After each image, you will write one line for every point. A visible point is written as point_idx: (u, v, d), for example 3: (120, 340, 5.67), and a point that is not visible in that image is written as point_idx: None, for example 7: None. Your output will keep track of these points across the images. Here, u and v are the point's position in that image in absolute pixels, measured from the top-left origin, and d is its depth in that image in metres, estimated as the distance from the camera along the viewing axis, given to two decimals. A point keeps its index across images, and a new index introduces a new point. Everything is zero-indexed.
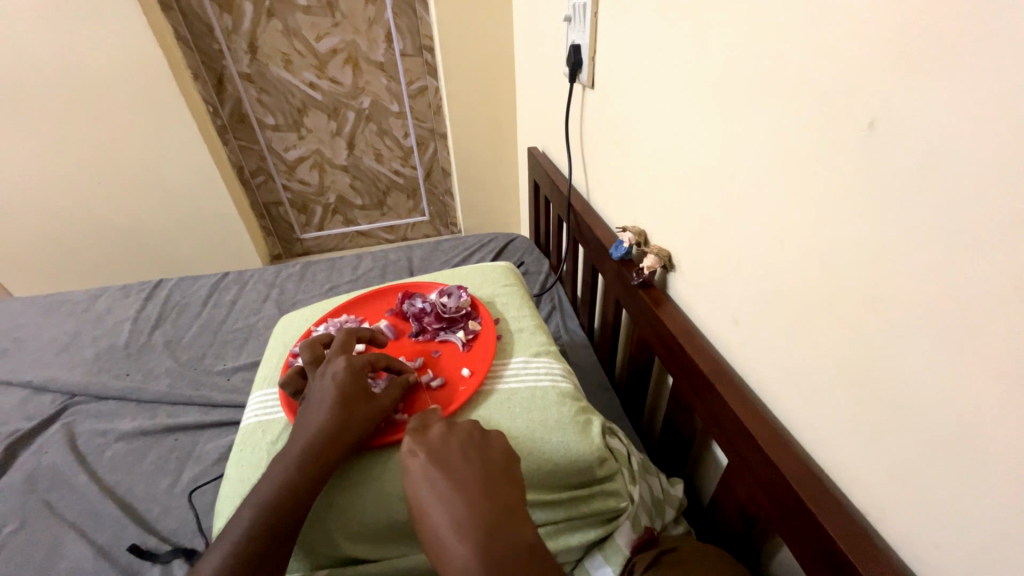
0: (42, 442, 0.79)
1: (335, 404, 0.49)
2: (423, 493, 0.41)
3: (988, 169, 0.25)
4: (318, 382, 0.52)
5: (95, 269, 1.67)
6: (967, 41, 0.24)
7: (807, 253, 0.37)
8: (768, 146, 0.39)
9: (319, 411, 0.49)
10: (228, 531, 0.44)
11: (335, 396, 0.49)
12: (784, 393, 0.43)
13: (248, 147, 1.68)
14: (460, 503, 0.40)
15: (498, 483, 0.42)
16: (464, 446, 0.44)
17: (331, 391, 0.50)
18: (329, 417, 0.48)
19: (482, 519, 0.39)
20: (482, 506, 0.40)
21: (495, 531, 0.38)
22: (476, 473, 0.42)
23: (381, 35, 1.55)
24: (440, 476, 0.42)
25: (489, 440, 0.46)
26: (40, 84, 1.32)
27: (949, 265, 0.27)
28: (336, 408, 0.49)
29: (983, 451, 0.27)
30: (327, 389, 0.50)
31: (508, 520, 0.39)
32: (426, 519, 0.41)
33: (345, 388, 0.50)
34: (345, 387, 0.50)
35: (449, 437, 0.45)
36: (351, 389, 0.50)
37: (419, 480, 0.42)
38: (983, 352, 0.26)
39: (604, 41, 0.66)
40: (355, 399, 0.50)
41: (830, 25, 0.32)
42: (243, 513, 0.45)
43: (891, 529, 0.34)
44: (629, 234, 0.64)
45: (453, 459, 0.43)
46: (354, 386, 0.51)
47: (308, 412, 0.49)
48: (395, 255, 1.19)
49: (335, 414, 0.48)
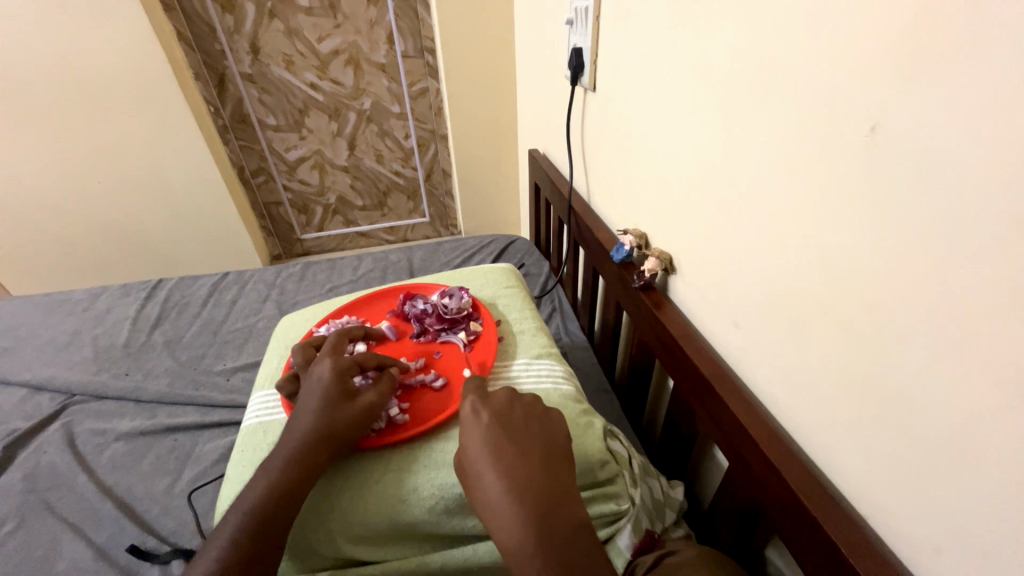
0: (40, 442, 0.79)
1: (321, 405, 0.49)
2: (484, 452, 0.41)
3: (980, 174, 0.25)
4: (306, 384, 0.53)
5: (94, 268, 1.67)
6: (971, 46, 0.25)
7: (806, 257, 0.37)
8: (772, 153, 0.39)
9: (307, 412, 0.49)
10: (225, 527, 0.45)
11: (323, 397, 0.50)
12: (784, 398, 0.43)
13: (249, 147, 1.68)
14: (523, 471, 0.40)
15: (560, 457, 0.42)
16: (527, 415, 0.44)
17: (318, 392, 0.50)
18: (318, 417, 0.48)
19: (543, 493, 0.39)
20: (544, 479, 0.40)
21: (552, 508, 0.39)
22: (538, 444, 0.42)
23: (383, 36, 1.55)
24: (504, 441, 0.41)
25: (548, 412, 0.46)
26: (42, 82, 1.32)
27: (945, 266, 0.27)
28: (322, 409, 0.49)
29: (983, 456, 0.27)
30: (314, 390, 0.51)
31: (563, 496, 0.40)
32: (480, 482, 0.40)
33: (331, 389, 0.51)
34: (330, 387, 0.51)
35: (512, 403, 0.45)
36: (336, 390, 0.51)
37: (480, 438, 0.42)
38: (982, 361, 0.26)
39: (607, 46, 0.66)
40: (341, 399, 0.50)
41: (832, 33, 0.32)
42: (234, 517, 0.45)
43: (891, 533, 0.34)
44: (631, 237, 0.64)
45: (519, 427, 0.43)
46: (340, 386, 0.51)
47: (296, 414, 0.50)
48: (395, 256, 1.19)
49: (323, 415, 0.49)
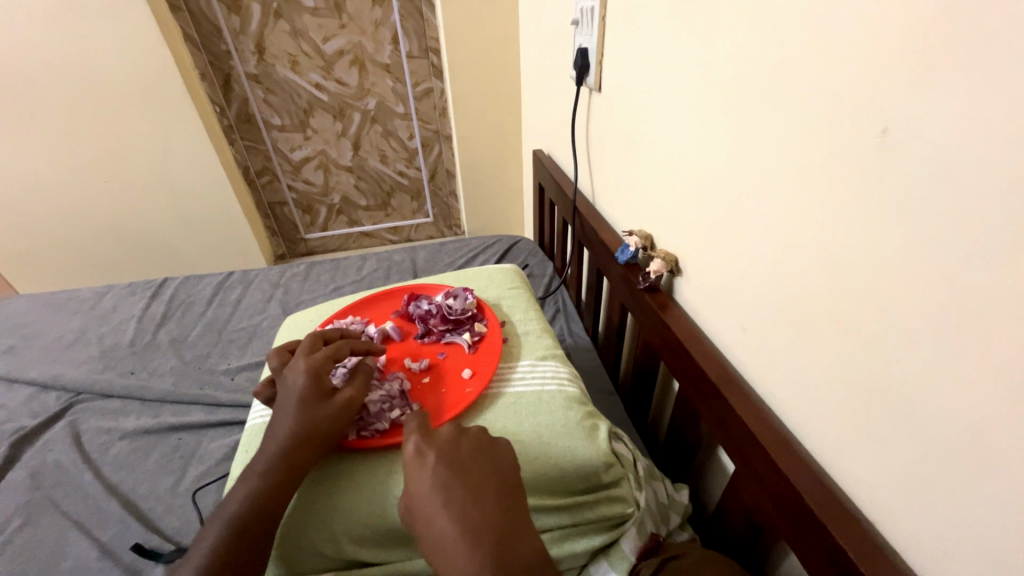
0: (46, 440, 0.79)
1: (298, 406, 0.50)
2: (432, 494, 0.40)
3: (988, 181, 0.25)
4: (281, 388, 0.53)
5: (101, 267, 1.68)
6: (987, 46, 0.24)
7: (815, 260, 0.37)
8: (782, 155, 0.39)
9: (286, 415, 0.49)
10: (208, 527, 0.45)
11: (299, 397, 0.50)
12: (792, 402, 0.43)
13: (254, 147, 1.68)
14: (473, 512, 0.39)
15: (512, 491, 0.42)
16: (474, 450, 0.44)
17: (294, 394, 0.51)
18: (297, 418, 0.49)
19: (498, 533, 0.38)
20: (495, 517, 0.39)
21: (507, 545, 0.38)
22: (488, 480, 0.42)
23: (387, 37, 1.56)
24: (452, 480, 0.41)
25: (497, 444, 0.45)
26: (50, 83, 1.33)
27: (957, 270, 0.27)
28: (300, 410, 0.49)
29: (993, 462, 0.27)
30: (290, 393, 0.51)
31: (517, 534, 0.39)
32: (430, 525, 0.40)
33: (308, 390, 0.51)
34: (307, 387, 0.51)
35: (460, 439, 0.45)
36: (312, 389, 0.51)
37: (428, 480, 0.41)
38: (992, 366, 0.26)
39: (613, 47, 0.66)
40: (317, 398, 0.51)
41: (842, 34, 0.32)
42: (226, 515, 0.45)
43: (900, 538, 0.34)
44: (636, 238, 0.64)
45: (466, 464, 0.43)
46: (317, 385, 0.51)
47: (275, 418, 0.50)
48: (398, 256, 1.19)
49: (302, 415, 0.49)
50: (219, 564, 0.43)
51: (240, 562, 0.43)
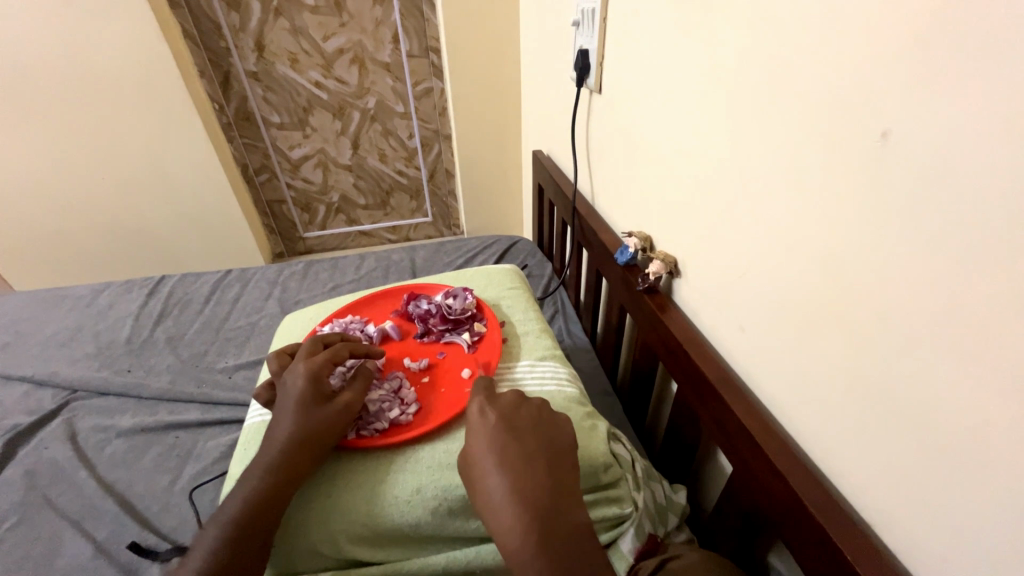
0: (41, 438, 0.79)
1: (298, 408, 0.50)
2: (488, 450, 0.41)
3: (987, 187, 0.25)
4: (281, 390, 0.53)
5: (97, 264, 1.67)
6: (989, 50, 0.24)
7: (814, 263, 0.37)
8: (783, 158, 0.39)
9: (286, 416, 0.49)
10: (207, 531, 0.45)
11: (297, 401, 0.50)
12: (790, 404, 0.43)
13: (253, 145, 1.68)
14: (528, 472, 0.40)
15: (565, 461, 0.42)
16: (534, 417, 0.45)
17: (292, 397, 0.51)
18: (296, 420, 0.49)
19: (547, 497, 0.39)
20: (548, 481, 0.40)
21: (554, 509, 0.39)
22: (544, 447, 0.42)
23: (387, 36, 1.55)
24: (508, 441, 0.42)
25: (555, 416, 0.46)
26: (47, 78, 1.32)
27: (955, 273, 0.27)
28: (300, 412, 0.49)
29: (992, 466, 0.27)
30: (289, 396, 0.51)
31: (567, 499, 0.40)
32: (483, 481, 0.41)
33: (307, 391, 0.51)
34: (306, 389, 0.51)
35: (520, 405, 0.46)
36: (311, 392, 0.51)
37: (486, 437, 0.42)
38: (989, 369, 0.26)
39: (613, 48, 0.66)
40: (317, 399, 0.51)
41: (843, 37, 0.32)
42: (224, 516, 0.45)
43: (897, 540, 0.34)
44: (635, 239, 0.64)
45: (525, 429, 0.44)
46: (315, 388, 0.51)
47: (274, 421, 0.50)
48: (397, 256, 1.19)
49: (301, 418, 0.49)
50: (218, 566, 0.43)
51: (241, 564, 0.43)
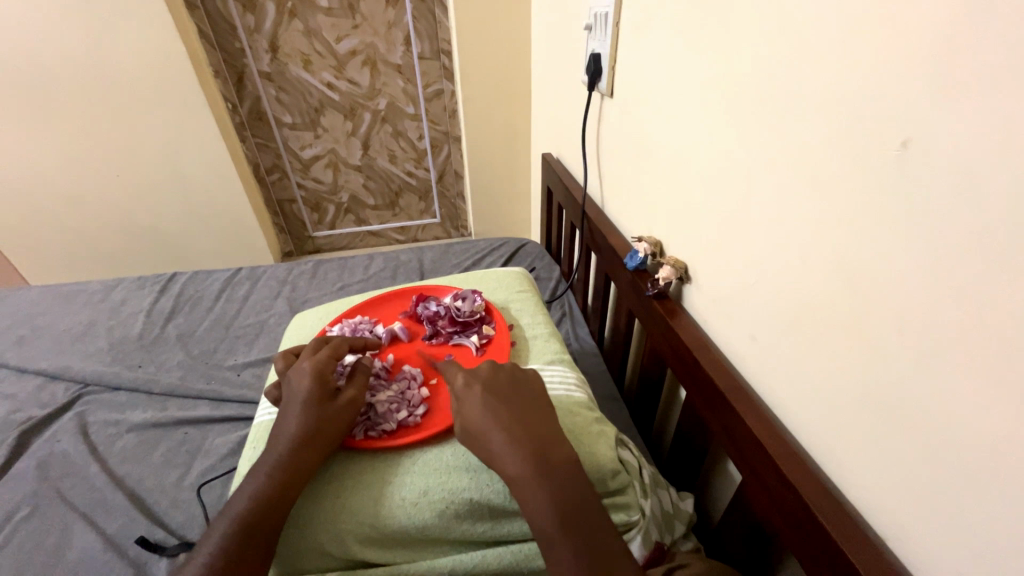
0: (54, 431, 0.80)
1: (305, 405, 0.50)
2: (479, 410, 0.46)
3: (1010, 198, 0.25)
4: (287, 388, 0.53)
5: (110, 260, 1.69)
6: (1010, 63, 0.24)
7: (829, 272, 0.37)
8: (797, 169, 0.39)
9: (292, 414, 0.50)
10: (212, 531, 0.45)
11: (303, 400, 0.50)
12: (801, 414, 0.42)
13: (265, 145, 1.70)
14: (517, 424, 0.45)
15: (546, 411, 0.48)
16: (511, 381, 0.50)
17: (299, 395, 0.51)
18: (302, 420, 0.49)
19: (538, 438, 0.44)
20: (536, 428, 0.45)
21: (548, 449, 0.44)
22: (527, 404, 0.48)
23: (400, 38, 1.56)
24: (494, 401, 0.47)
25: (530, 378, 0.52)
26: (65, 76, 1.34)
27: (973, 286, 0.27)
28: (306, 410, 0.50)
29: (1005, 481, 0.27)
30: (295, 394, 0.51)
31: (557, 442, 0.45)
32: (480, 435, 0.45)
33: (313, 389, 0.51)
34: (312, 387, 0.51)
35: (497, 373, 0.51)
36: (317, 390, 0.51)
37: (474, 401, 0.47)
38: (1002, 382, 0.26)
39: (626, 55, 0.66)
40: (323, 397, 0.51)
41: (864, 44, 0.31)
42: (227, 517, 0.45)
43: (908, 554, 0.34)
44: (646, 244, 0.64)
45: (507, 391, 0.49)
46: (321, 385, 0.52)
47: (279, 421, 0.50)
48: (406, 256, 1.19)
49: (307, 418, 0.49)
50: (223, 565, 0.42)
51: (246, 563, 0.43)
